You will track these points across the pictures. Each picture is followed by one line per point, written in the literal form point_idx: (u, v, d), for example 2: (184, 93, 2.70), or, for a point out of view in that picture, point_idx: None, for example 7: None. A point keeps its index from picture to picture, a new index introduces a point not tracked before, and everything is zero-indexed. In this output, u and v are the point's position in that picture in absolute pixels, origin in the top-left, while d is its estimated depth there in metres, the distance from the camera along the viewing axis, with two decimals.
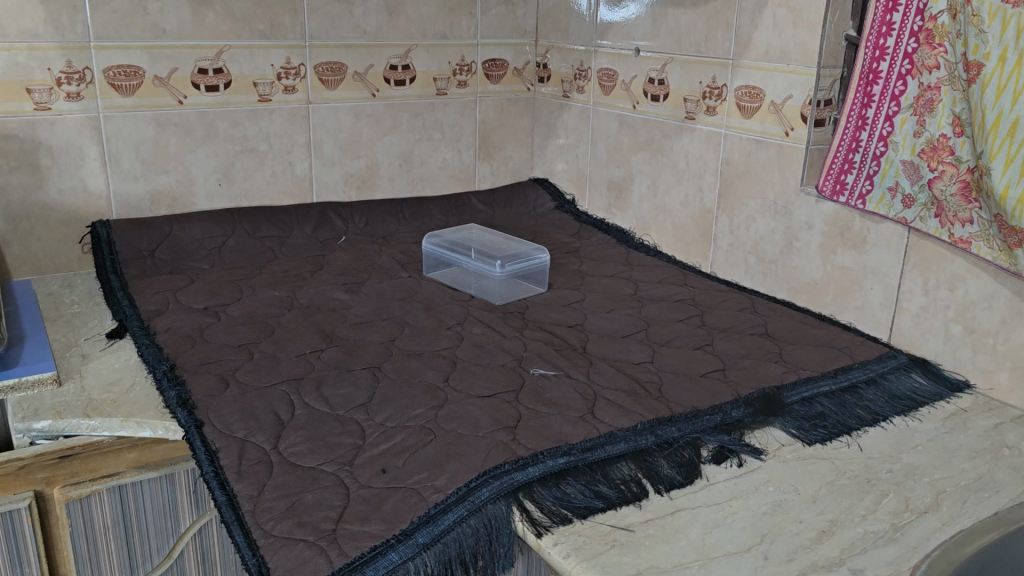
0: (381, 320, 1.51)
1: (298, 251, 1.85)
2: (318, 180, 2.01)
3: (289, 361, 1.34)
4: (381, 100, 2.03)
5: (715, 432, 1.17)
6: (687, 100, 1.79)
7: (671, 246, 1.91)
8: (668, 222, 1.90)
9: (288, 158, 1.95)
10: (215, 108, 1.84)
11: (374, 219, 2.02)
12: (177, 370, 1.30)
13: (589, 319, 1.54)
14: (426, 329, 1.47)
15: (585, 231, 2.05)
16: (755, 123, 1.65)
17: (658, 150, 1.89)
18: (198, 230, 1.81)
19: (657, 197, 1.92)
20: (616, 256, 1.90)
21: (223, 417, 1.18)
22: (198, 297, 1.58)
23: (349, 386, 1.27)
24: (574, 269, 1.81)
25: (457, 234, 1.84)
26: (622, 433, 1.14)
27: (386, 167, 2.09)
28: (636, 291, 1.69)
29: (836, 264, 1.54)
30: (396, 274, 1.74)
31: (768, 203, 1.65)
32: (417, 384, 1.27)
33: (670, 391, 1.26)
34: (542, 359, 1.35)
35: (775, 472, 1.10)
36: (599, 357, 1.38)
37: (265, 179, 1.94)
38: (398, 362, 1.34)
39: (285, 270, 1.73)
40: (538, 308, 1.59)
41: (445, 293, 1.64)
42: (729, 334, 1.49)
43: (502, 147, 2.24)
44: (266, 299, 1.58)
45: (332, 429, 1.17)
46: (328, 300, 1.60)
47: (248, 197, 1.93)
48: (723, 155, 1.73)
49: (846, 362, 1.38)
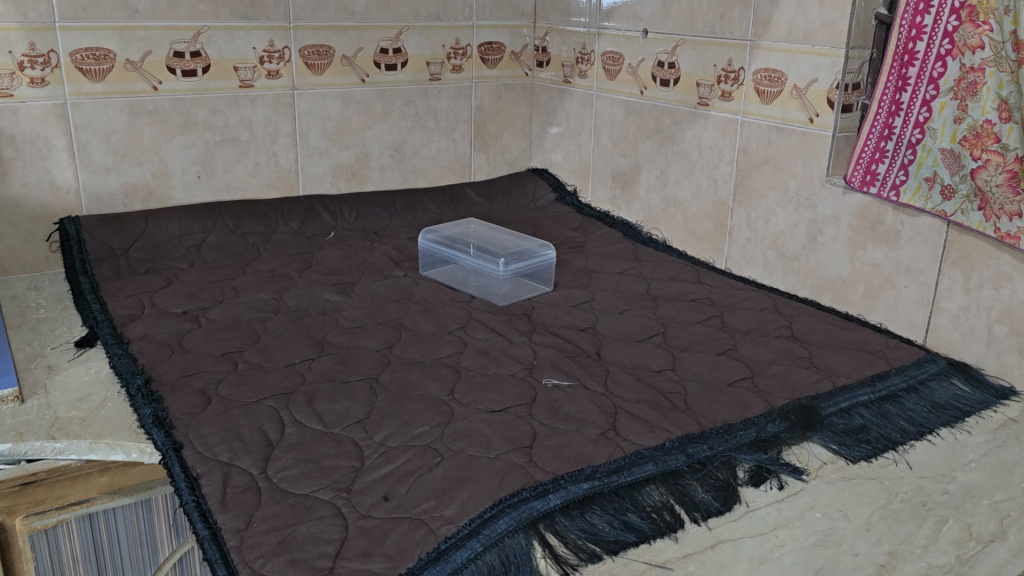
0: (376, 325, 1.39)
1: (284, 248, 1.72)
2: (305, 172, 1.88)
3: (277, 372, 1.22)
4: (371, 85, 1.90)
5: (751, 450, 1.06)
6: (700, 84, 1.68)
7: (681, 241, 1.80)
8: (678, 214, 1.79)
9: (272, 148, 1.83)
10: (193, 95, 1.71)
11: (365, 212, 1.89)
12: (153, 384, 1.17)
13: (602, 322, 1.43)
14: (426, 334, 1.36)
15: (589, 224, 1.93)
16: (776, 109, 1.54)
17: (668, 138, 1.78)
18: (176, 226, 1.68)
19: (667, 188, 1.80)
20: (624, 251, 1.78)
21: (204, 438, 1.06)
22: (176, 300, 1.45)
23: (344, 401, 1.15)
24: (581, 266, 1.70)
25: (454, 229, 1.72)
26: (649, 452, 1.03)
27: (377, 158, 1.96)
28: (648, 289, 1.58)
29: (865, 260, 1.44)
30: (390, 273, 1.62)
31: (789, 195, 1.54)
32: (418, 398, 1.15)
33: (697, 403, 1.15)
34: (555, 368, 1.24)
35: (821, 495, 0.99)
36: (615, 364, 1.26)
37: (248, 171, 1.81)
38: (397, 372, 1.22)
39: (271, 269, 1.61)
40: (546, 309, 1.47)
41: (444, 294, 1.52)
42: (752, 337, 1.38)
43: (499, 136, 2.12)
44: (250, 301, 1.46)
45: (327, 450, 1.05)
46: (317, 302, 1.48)
47: (229, 191, 1.80)
48: (740, 143, 1.62)
49: (882, 367, 1.28)
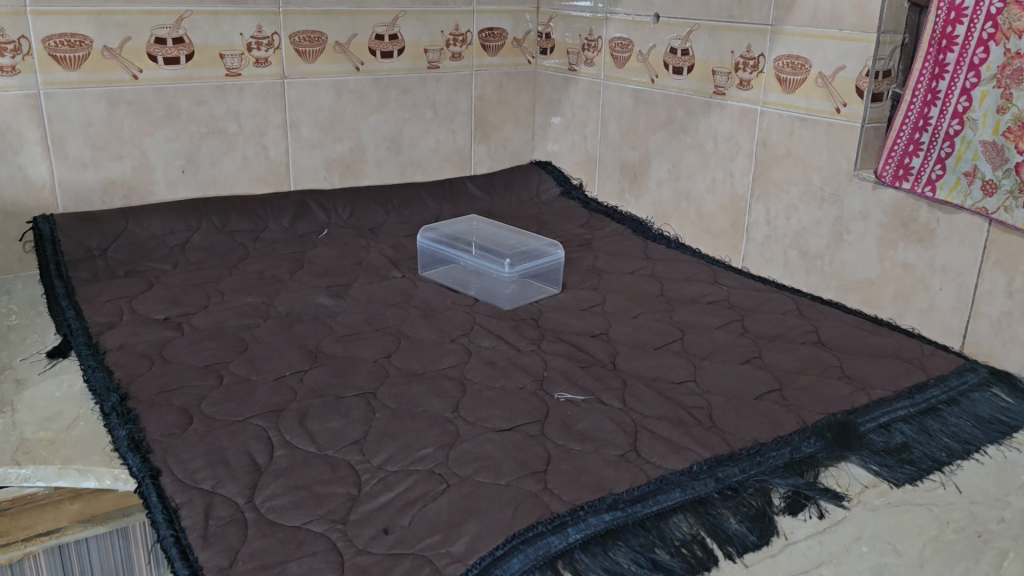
0: (373, 332, 1.29)
1: (274, 247, 1.62)
2: (296, 165, 1.78)
3: (265, 386, 1.12)
4: (366, 74, 1.80)
5: (785, 474, 0.97)
6: (716, 72, 1.58)
7: (695, 238, 1.70)
8: (692, 210, 1.69)
9: (261, 141, 1.72)
10: (176, 84, 1.60)
11: (359, 209, 1.79)
12: (129, 402, 1.07)
13: (615, 327, 1.33)
14: (427, 343, 1.26)
15: (596, 220, 1.83)
16: (799, 98, 1.44)
17: (681, 130, 1.68)
18: (158, 224, 1.57)
19: (679, 182, 1.71)
20: (634, 249, 1.69)
21: (184, 462, 0.96)
22: (158, 306, 1.35)
23: (338, 419, 1.05)
24: (589, 266, 1.60)
25: (455, 227, 1.62)
26: (675, 477, 0.94)
27: (372, 151, 1.86)
28: (662, 291, 1.49)
29: (897, 260, 1.34)
30: (387, 275, 1.52)
31: (813, 190, 1.44)
32: (420, 415, 1.05)
33: (724, 420, 1.06)
34: (567, 380, 1.14)
35: (866, 526, 0.90)
36: (633, 375, 1.17)
37: (235, 165, 1.71)
38: (396, 386, 1.13)
39: (259, 271, 1.51)
40: (554, 314, 1.37)
41: (445, 297, 1.42)
42: (777, 344, 1.29)
43: (500, 127, 2.01)
44: (237, 306, 1.36)
45: (320, 475, 0.95)
46: (309, 307, 1.38)
47: (216, 186, 1.70)
48: (759, 135, 1.52)
49: (919, 377, 1.18)
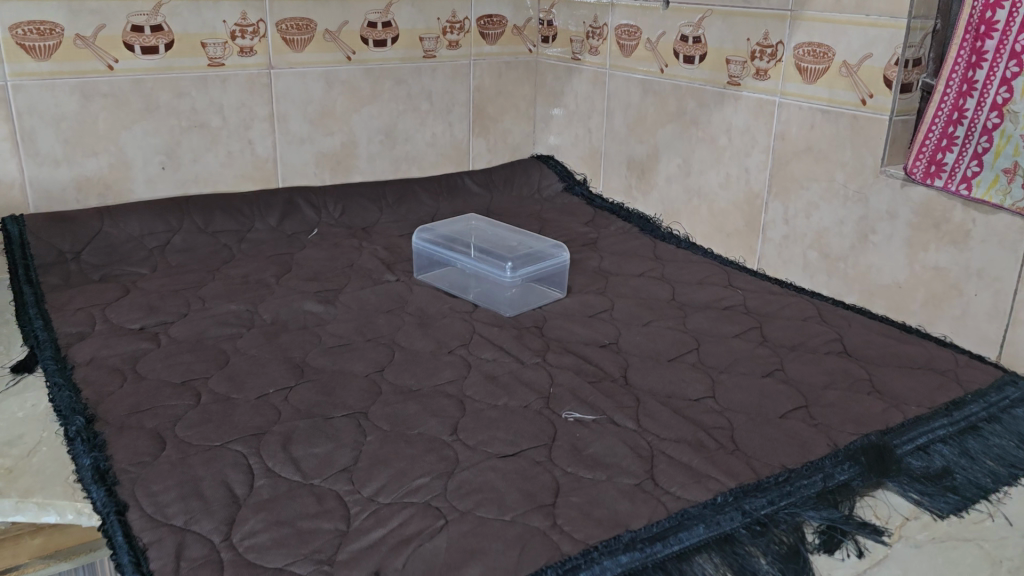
0: (366, 343, 1.20)
1: (261, 249, 1.53)
2: (284, 161, 1.68)
3: (246, 406, 1.02)
4: (358, 63, 1.70)
5: (818, 505, 0.88)
6: (730, 61, 1.48)
7: (707, 237, 1.61)
8: (703, 208, 1.60)
9: (247, 136, 1.62)
10: (154, 75, 1.50)
11: (352, 207, 1.70)
12: (97, 425, 0.97)
13: (625, 336, 1.24)
14: (423, 356, 1.17)
15: (602, 218, 1.74)
16: (821, 89, 1.34)
17: (692, 122, 1.58)
18: (136, 225, 1.48)
19: (690, 178, 1.61)
20: (642, 250, 1.59)
21: (154, 495, 0.87)
22: (133, 314, 1.26)
23: (326, 444, 0.96)
24: (595, 268, 1.51)
25: (452, 227, 1.52)
26: (697, 511, 0.85)
27: (365, 145, 1.76)
28: (674, 295, 1.40)
29: (927, 263, 1.25)
30: (381, 279, 1.43)
31: (836, 187, 1.35)
32: (415, 439, 0.96)
33: (748, 443, 0.97)
34: (575, 397, 1.05)
35: (910, 566, 0.81)
36: (646, 391, 1.08)
37: (219, 161, 1.61)
38: (389, 405, 1.03)
39: (244, 275, 1.41)
40: (559, 321, 1.28)
41: (442, 303, 1.33)
42: (800, 353, 1.20)
43: (500, 120, 1.92)
44: (219, 315, 1.27)
45: (305, 508, 0.86)
46: (297, 315, 1.29)
47: (198, 184, 1.60)
48: (777, 128, 1.43)
49: (956, 392, 1.09)
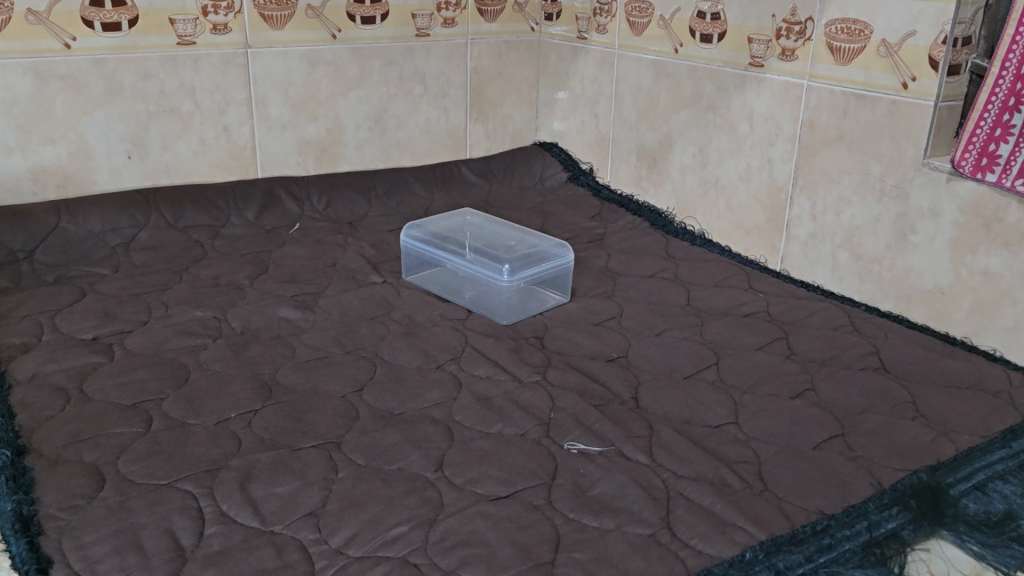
0: (345, 357, 1.08)
1: (236, 246, 1.40)
2: (264, 149, 1.55)
3: (203, 434, 0.89)
4: (344, 42, 1.56)
5: (864, 563, 0.75)
6: (753, 40, 1.34)
7: (723, 233, 1.48)
8: (721, 202, 1.46)
9: (222, 121, 1.49)
10: (117, 54, 1.36)
11: (337, 199, 1.56)
12: (28, 458, 0.85)
13: (635, 348, 1.11)
14: (408, 372, 1.04)
15: (609, 212, 1.61)
16: (855, 71, 1.20)
17: (709, 108, 1.44)
18: (97, 220, 1.35)
19: (706, 169, 1.47)
20: (653, 248, 1.46)
21: (84, 547, 0.74)
22: (87, 322, 1.13)
23: (290, 482, 0.83)
24: (601, 269, 1.38)
25: (445, 224, 1.39)
26: (722, 570, 0.72)
27: (353, 131, 1.62)
28: (689, 300, 1.26)
29: (975, 267, 1.11)
30: (366, 281, 1.30)
31: (871, 181, 1.21)
32: (394, 477, 0.83)
33: (779, 482, 0.84)
34: (579, 423, 0.92)
35: None
36: (660, 416, 0.94)
37: (192, 149, 1.47)
38: (366, 432, 0.90)
39: (215, 276, 1.28)
40: (561, 330, 1.15)
41: (432, 309, 1.20)
42: (833, 369, 1.06)
43: (500, 104, 1.78)
44: (182, 323, 1.14)
45: (261, 563, 0.73)
46: (270, 323, 1.16)
47: (169, 174, 1.47)
48: (804, 114, 1.28)
49: (1014, 418, 0.96)
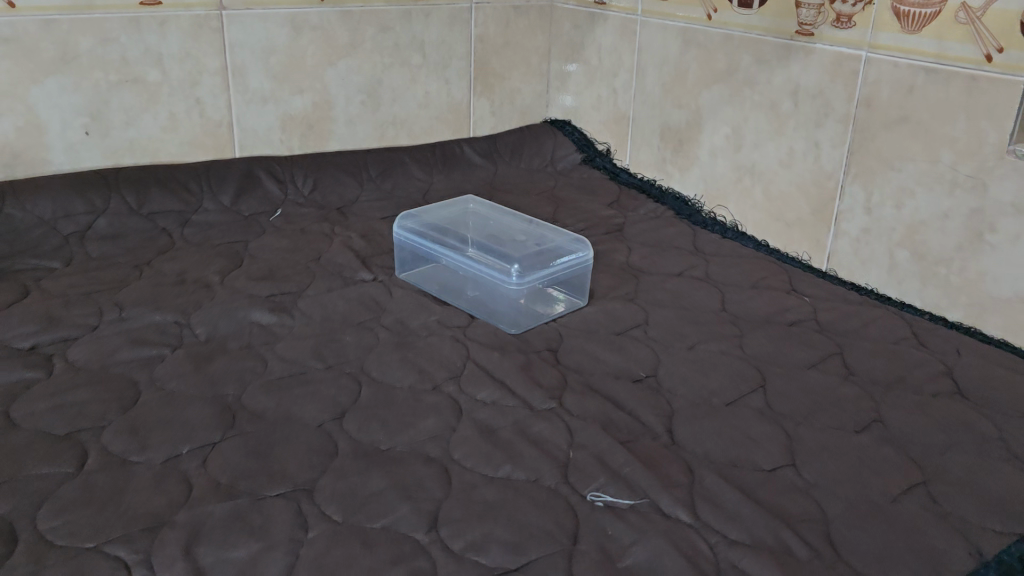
0: (325, 373, 0.92)
1: (208, 236, 1.23)
2: (242, 125, 1.37)
3: (146, 475, 0.73)
4: (332, 5, 1.38)
5: None
6: (801, 5, 1.16)
7: (759, 225, 1.31)
8: (757, 189, 1.29)
9: (194, 93, 1.31)
10: (71, 16, 1.19)
11: (324, 181, 1.40)
12: None
13: (665, 365, 0.95)
14: (397, 393, 0.88)
15: (628, 199, 1.44)
16: (926, 41, 1.03)
17: (746, 83, 1.27)
18: (48, 205, 1.18)
19: (741, 151, 1.30)
20: (679, 241, 1.30)
21: None
22: (24, 327, 0.96)
23: (249, 543, 0.66)
24: (621, 266, 1.22)
25: (445, 213, 1.22)
26: None
27: (343, 106, 1.45)
28: (725, 306, 1.10)
29: None
30: (354, 279, 1.14)
31: (941, 170, 1.04)
32: (377, 539, 0.67)
33: (855, 549, 0.68)
34: (605, 466, 0.76)
35: None
36: (700, 456, 0.79)
37: (159, 124, 1.30)
38: (346, 475, 0.74)
39: (180, 271, 1.12)
40: (579, 342, 0.99)
41: (429, 314, 1.04)
42: (900, 394, 0.90)
43: (507, 77, 1.61)
44: (137, 329, 0.98)
45: None
46: (240, 330, 1.00)
47: (133, 152, 1.30)
48: (861, 91, 1.11)
49: None
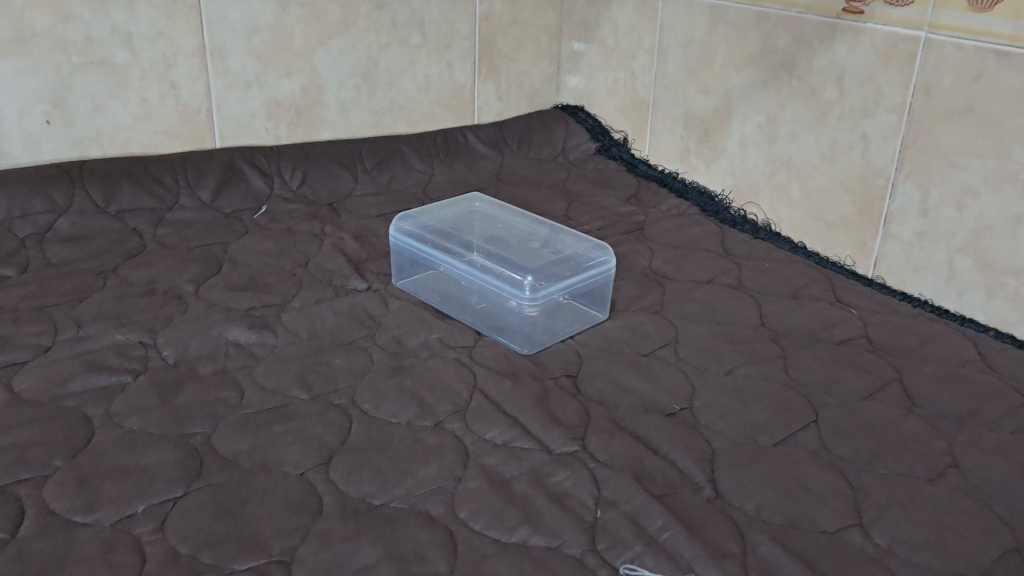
0: (311, 404, 0.80)
1: (184, 236, 1.11)
2: (223, 112, 1.24)
3: (91, 545, 0.62)
4: None
5: None
6: None
7: (794, 225, 1.18)
8: (793, 185, 1.16)
9: (168, 77, 1.18)
10: None
11: (315, 174, 1.27)
12: None
13: (702, 394, 0.83)
14: (393, 431, 0.76)
15: (648, 194, 1.31)
16: (1001, 20, 0.90)
17: (783, 67, 1.14)
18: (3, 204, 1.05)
19: (775, 143, 1.17)
20: (706, 242, 1.17)
21: None
22: None
23: None
24: (643, 272, 1.09)
25: (447, 213, 1.10)
26: None
27: (335, 90, 1.32)
28: (763, 320, 0.98)
29: None
30: (345, 288, 1.01)
31: (1013, 169, 0.91)
32: None
33: None
34: (641, 531, 0.64)
35: None
36: (750, 515, 0.67)
37: (130, 111, 1.17)
38: (332, 542, 0.63)
39: (150, 279, 1.00)
40: (602, 366, 0.87)
41: (430, 330, 0.92)
42: (973, 432, 0.78)
43: (514, 58, 1.47)
44: (95, 351, 0.85)
45: None
46: (214, 350, 0.88)
47: (101, 143, 1.17)
48: (919, 76, 0.98)
49: None
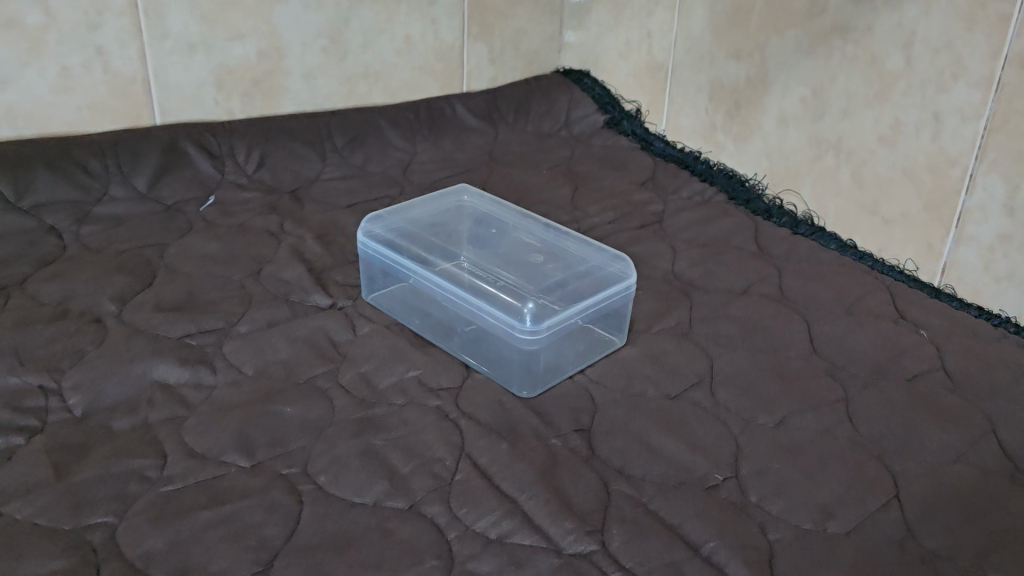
0: (252, 474, 0.62)
1: (113, 237, 0.92)
2: (163, 82, 1.04)
3: None
4: None
5: None
6: None
7: (841, 218, 1.00)
8: (842, 172, 0.98)
9: (93, 40, 0.98)
10: None
11: (275, 156, 1.08)
12: None
13: (750, 457, 0.65)
14: (356, 517, 0.58)
15: (666, 177, 1.12)
16: None
17: (836, 28, 0.94)
18: None
19: (822, 120, 0.98)
20: (737, 239, 0.99)
21: None
22: None
23: None
24: (665, 278, 0.91)
25: (429, 210, 0.92)
26: None
27: (299, 55, 1.12)
28: (815, 345, 0.80)
29: None
30: (305, 305, 0.83)
31: None
32: None
33: None
34: None
35: None
36: None
37: (47, 82, 0.97)
38: None
39: (64, 297, 0.81)
40: (622, 415, 0.69)
41: (408, 365, 0.74)
42: None
43: (510, 15, 1.27)
44: None
45: None
46: (135, 396, 0.70)
47: (12, 120, 0.97)
48: (1014, 43, 0.79)
49: None
